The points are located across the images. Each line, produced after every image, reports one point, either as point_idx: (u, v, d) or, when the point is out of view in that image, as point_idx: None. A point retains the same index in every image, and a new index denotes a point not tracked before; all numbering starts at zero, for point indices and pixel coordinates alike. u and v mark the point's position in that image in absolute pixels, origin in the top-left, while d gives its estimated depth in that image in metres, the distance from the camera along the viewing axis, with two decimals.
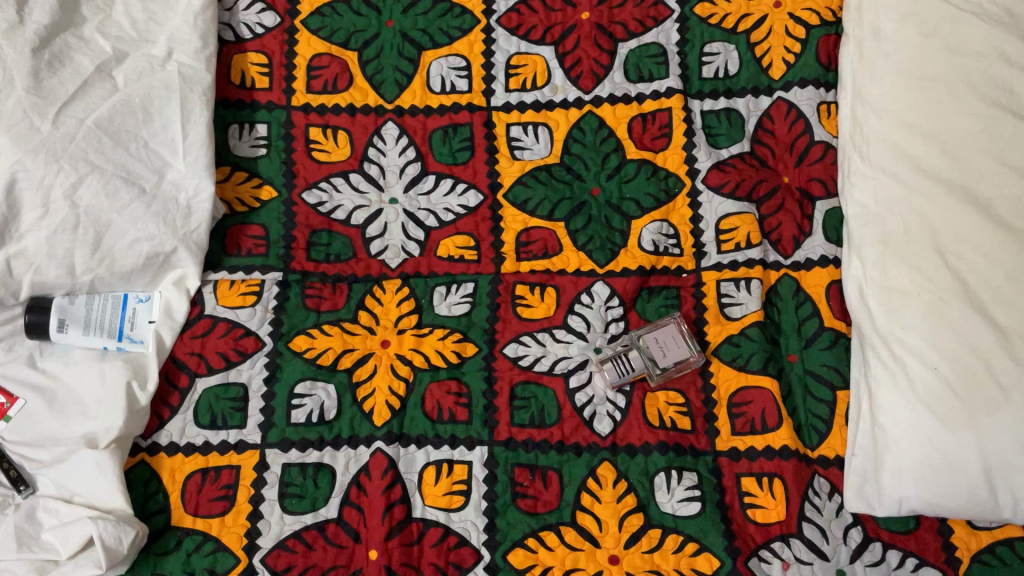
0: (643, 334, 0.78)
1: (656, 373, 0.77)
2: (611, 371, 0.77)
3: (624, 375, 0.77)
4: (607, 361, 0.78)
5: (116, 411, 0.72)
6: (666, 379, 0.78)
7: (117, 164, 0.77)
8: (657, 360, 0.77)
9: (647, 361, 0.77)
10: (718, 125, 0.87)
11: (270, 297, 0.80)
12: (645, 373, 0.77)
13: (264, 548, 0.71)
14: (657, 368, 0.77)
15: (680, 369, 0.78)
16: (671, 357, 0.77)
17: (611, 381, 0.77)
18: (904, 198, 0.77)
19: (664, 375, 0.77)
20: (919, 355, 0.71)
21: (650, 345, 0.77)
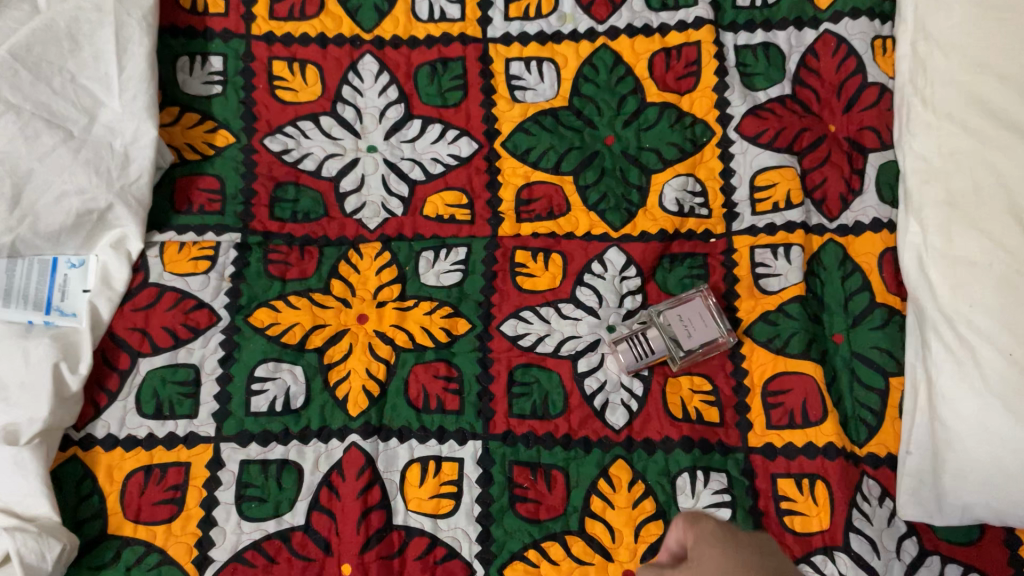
0: (661, 310, 0.67)
1: (679, 357, 0.66)
2: (627, 355, 0.66)
3: (642, 360, 0.65)
4: (621, 344, 0.66)
5: (41, 399, 0.60)
6: (690, 362, 0.67)
7: (37, 103, 0.65)
8: (680, 341, 0.65)
9: (667, 343, 0.65)
10: (755, 63, 0.74)
11: (226, 262, 0.68)
12: (666, 356, 0.66)
13: (218, 561, 0.60)
14: (679, 351, 0.65)
15: (706, 350, 0.66)
16: (696, 339, 0.65)
17: (627, 367, 0.66)
18: (974, 150, 0.64)
19: (687, 358, 0.66)
20: (989, 338, 0.59)
21: (671, 324, 0.66)
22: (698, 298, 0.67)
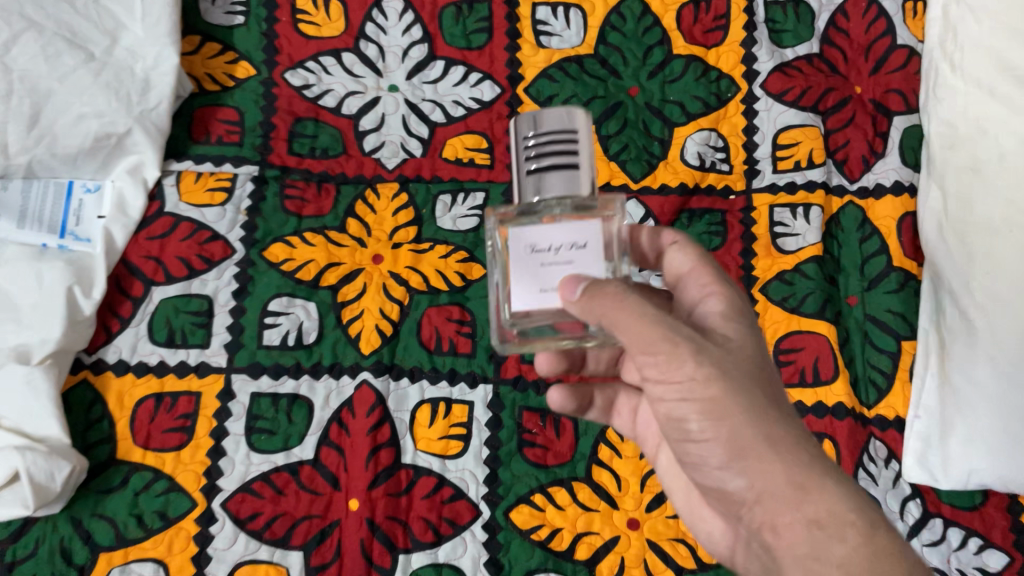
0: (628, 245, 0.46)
1: (542, 258, 0.43)
2: (561, 127, 0.40)
3: (551, 165, 0.41)
4: (580, 115, 0.41)
5: (53, 320, 0.61)
6: (523, 278, 0.43)
7: (59, 22, 0.64)
8: (574, 246, 0.42)
9: (573, 233, 0.42)
10: (784, 19, 0.74)
11: (242, 195, 0.68)
12: (541, 228, 0.43)
13: (226, 490, 0.60)
14: (557, 251, 0.43)
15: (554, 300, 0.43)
16: (579, 270, 0.43)
17: (527, 141, 0.41)
18: (1002, 119, 0.65)
19: (548, 276, 0.43)
20: (1006, 308, 0.61)
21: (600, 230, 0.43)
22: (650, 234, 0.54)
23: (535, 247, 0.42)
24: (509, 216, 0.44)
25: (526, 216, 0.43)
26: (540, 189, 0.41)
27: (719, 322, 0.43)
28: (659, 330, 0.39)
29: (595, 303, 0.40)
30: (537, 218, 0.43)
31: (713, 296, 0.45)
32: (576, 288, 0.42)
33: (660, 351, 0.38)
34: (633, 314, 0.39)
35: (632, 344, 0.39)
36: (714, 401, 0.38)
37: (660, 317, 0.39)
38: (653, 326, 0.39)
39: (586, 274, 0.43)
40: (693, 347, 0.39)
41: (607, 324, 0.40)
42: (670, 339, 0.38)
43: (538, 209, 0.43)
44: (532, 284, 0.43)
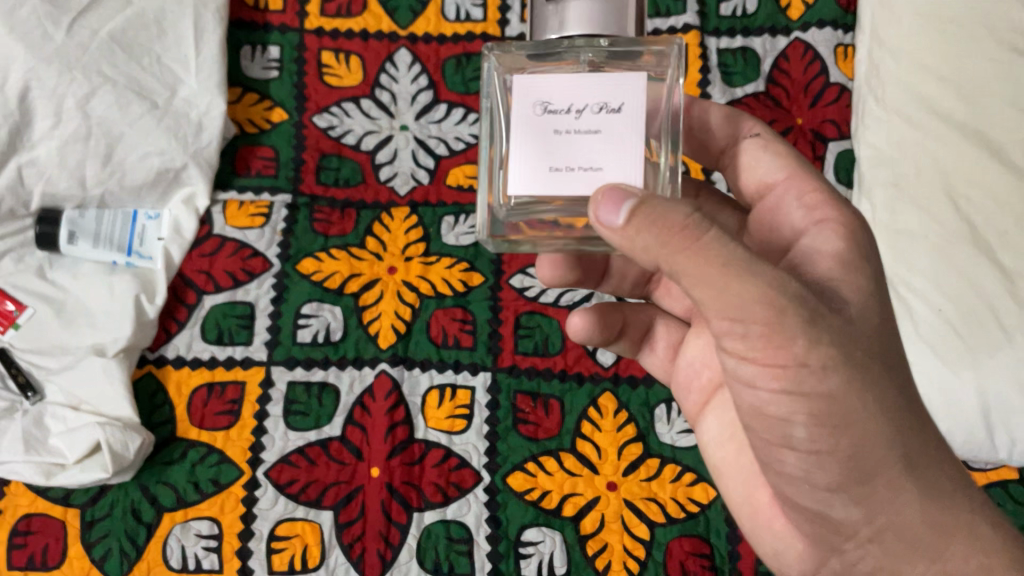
0: (671, 119, 0.44)
1: (557, 123, 0.42)
2: None
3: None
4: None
5: (125, 322, 0.73)
6: (532, 138, 0.42)
7: (129, 78, 0.76)
8: (598, 105, 0.42)
9: (596, 90, 0.42)
10: (734, 63, 0.87)
11: (278, 219, 0.80)
12: (558, 75, 0.43)
13: (268, 461, 0.72)
14: (576, 112, 0.42)
15: (565, 174, 0.42)
16: (607, 136, 0.42)
17: None
18: (918, 141, 0.79)
19: (562, 142, 0.42)
20: (925, 296, 0.74)
21: (629, 89, 0.42)
22: (721, 114, 0.55)
23: (547, 103, 0.42)
24: (519, 61, 0.44)
25: (545, 62, 0.44)
26: (569, 9, 0.42)
27: (838, 266, 0.44)
28: (761, 297, 0.39)
29: (657, 240, 0.39)
30: (558, 59, 0.43)
31: (828, 221, 0.47)
32: (620, 205, 0.39)
33: (767, 325, 0.39)
34: (724, 276, 0.39)
35: (725, 313, 0.39)
36: (821, 409, 0.41)
37: (765, 273, 0.39)
38: (762, 295, 0.39)
39: (626, 189, 0.40)
40: (806, 323, 0.39)
41: (681, 273, 0.39)
42: (778, 308, 0.39)
43: (560, 49, 0.43)
44: (543, 153, 0.42)
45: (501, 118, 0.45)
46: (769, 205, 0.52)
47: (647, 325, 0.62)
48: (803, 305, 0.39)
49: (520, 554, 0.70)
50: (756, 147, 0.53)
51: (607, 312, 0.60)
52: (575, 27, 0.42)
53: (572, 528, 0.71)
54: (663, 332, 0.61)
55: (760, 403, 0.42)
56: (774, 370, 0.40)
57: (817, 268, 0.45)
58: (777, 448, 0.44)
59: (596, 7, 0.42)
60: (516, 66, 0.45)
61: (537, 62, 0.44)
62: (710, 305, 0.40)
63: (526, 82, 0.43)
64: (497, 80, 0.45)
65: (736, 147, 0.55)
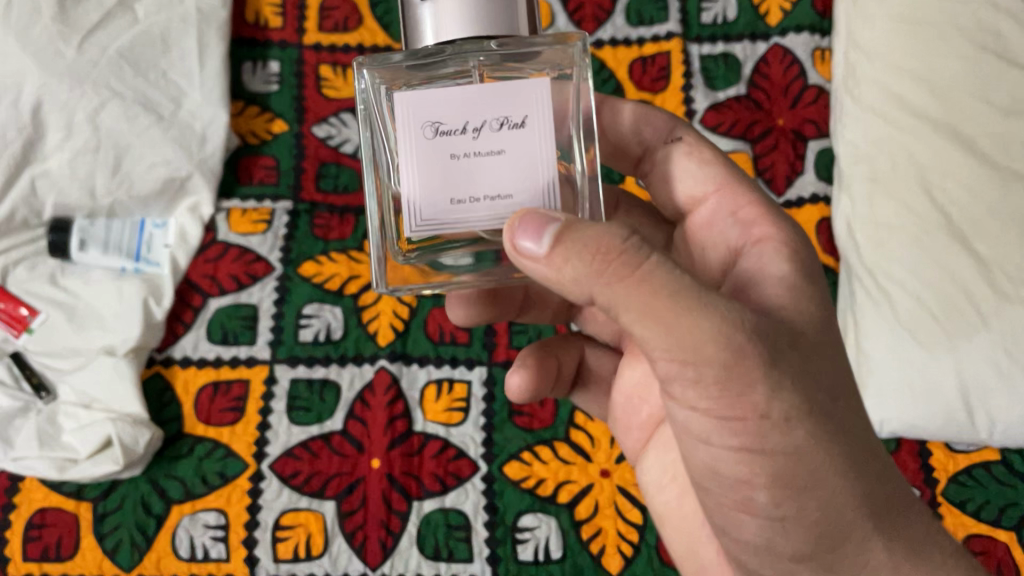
0: (580, 122, 0.44)
1: (452, 147, 0.40)
2: None
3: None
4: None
5: (133, 323, 0.77)
6: (427, 165, 0.40)
7: (136, 92, 0.80)
8: (498, 120, 0.40)
9: (493, 103, 0.40)
10: (716, 68, 0.90)
11: (280, 225, 0.83)
12: (446, 88, 0.40)
13: (273, 455, 0.75)
14: (473, 131, 0.40)
15: (469, 204, 0.40)
16: (512, 155, 0.40)
17: None
18: (894, 138, 0.81)
19: (462, 168, 0.40)
20: (902, 284, 0.76)
21: (528, 98, 0.40)
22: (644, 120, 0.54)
23: (438, 123, 0.40)
24: (402, 74, 0.42)
25: (429, 71, 0.42)
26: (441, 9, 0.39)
27: (785, 290, 0.42)
28: (714, 336, 0.36)
29: (588, 272, 0.36)
30: (445, 66, 0.41)
31: (769, 240, 0.45)
32: (539, 234, 0.37)
33: (721, 369, 0.37)
34: (672, 309, 0.36)
35: (673, 354, 0.37)
36: (780, 467, 0.39)
37: (714, 307, 0.37)
38: (715, 334, 0.36)
39: (544, 213, 0.38)
40: (764, 366, 0.37)
41: (619, 308, 0.37)
42: (735, 349, 0.37)
43: (445, 58, 0.41)
44: (442, 182, 0.40)
45: (387, 137, 0.43)
46: (703, 222, 0.50)
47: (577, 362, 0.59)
48: (761, 342, 0.37)
49: (517, 539, 0.73)
50: (687, 156, 0.52)
51: (543, 360, 0.57)
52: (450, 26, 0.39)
53: (567, 514, 0.74)
54: (593, 365, 0.60)
55: (713, 460, 0.40)
56: (723, 423, 0.38)
57: (762, 290, 0.43)
58: (737, 515, 0.41)
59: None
60: (400, 78, 0.42)
61: (420, 73, 0.42)
62: (655, 346, 0.37)
63: (412, 100, 0.40)
64: (383, 93, 0.43)
65: (666, 152, 0.53)
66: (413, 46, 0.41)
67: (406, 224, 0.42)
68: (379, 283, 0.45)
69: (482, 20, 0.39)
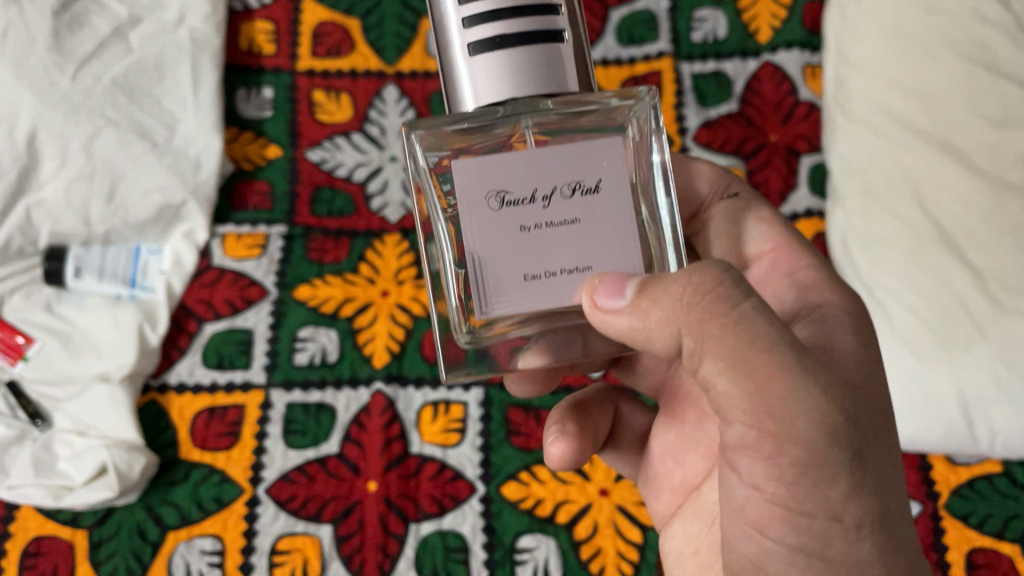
0: (645, 174, 0.44)
1: (523, 220, 0.40)
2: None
3: (485, 17, 0.37)
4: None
5: (128, 349, 0.77)
6: (496, 238, 0.40)
7: (131, 119, 0.80)
8: (569, 187, 0.40)
9: (562, 169, 0.40)
10: (707, 86, 0.91)
11: (274, 249, 0.83)
12: (508, 156, 0.40)
13: (268, 480, 0.75)
14: (544, 200, 0.40)
15: (542, 278, 0.40)
16: (586, 220, 0.40)
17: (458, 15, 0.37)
18: (887, 151, 0.81)
19: (533, 240, 0.40)
20: (898, 297, 0.76)
21: (598, 162, 0.41)
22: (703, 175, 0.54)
23: (504, 193, 0.39)
24: (445, 136, 0.41)
25: (475, 132, 0.41)
26: (477, 63, 0.38)
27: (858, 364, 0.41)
28: (807, 415, 0.35)
29: (676, 307, 0.36)
30: (495, 129, 0.41)
31: (831, 306, 0.44)
32: (621, 289, 0.39)
33: (804, 451, 0.36)
34: (767, 371, 0.35)
35: (756, 424, 0.36)
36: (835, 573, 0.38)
37: (815, 384, 0.36)
38: (809, 413, 0.35)
39: (623, 274, 0.40)
40: (848, 459, 0.37)
41: (705, 353, 0.36)
42: (826, 433, 0.36)
43: (496, 120, 0.40)
44: (515, 257, 0.40)
45: (441, 208, 0.42)
46: (759, 276, 0.50)
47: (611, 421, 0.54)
48: (853, 434, 0.37)
49: (516, 560, 0.72)
50: (748, 213, 0.52)
51: (586, 429, 0.50)
52: (496, 89, 0.38)
53: (566, 534, 0.73)
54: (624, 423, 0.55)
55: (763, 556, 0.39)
56: (787, 513, 0.37)
57: (836, 354, 0.41)
58: None
59: (522, 57, 0.37)
60: (443, 139, 0.41)
61: (465, 135, 0.41)
62: (737, 408, 0.36)
63: (474, 172, 0.40)
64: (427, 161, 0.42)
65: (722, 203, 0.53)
66: (457, 110, 0.40)
67: (476, 303, 0.41)
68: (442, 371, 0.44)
69: (531, 78, 0.38)
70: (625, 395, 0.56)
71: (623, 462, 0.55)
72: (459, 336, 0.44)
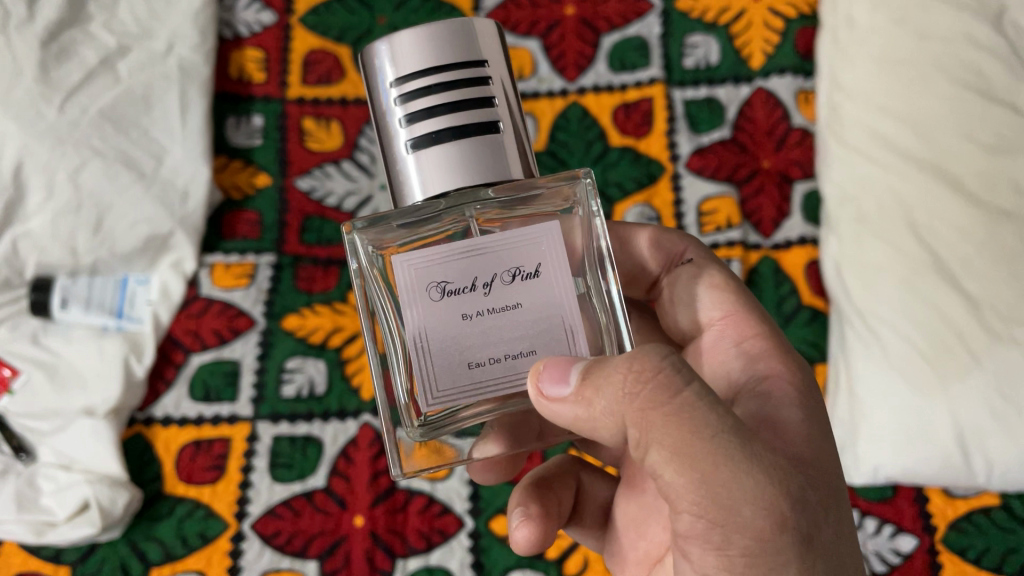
0: (592, 259, 0.44)
1: (463, 307, 0.40)
2: (438, 65, 0.40)
3: (424, 114, 0.40)
4: (476, 29, 0.41)
5: (113, 383, 0.76)
6: (439, 327, 0.40)
7: (118, 150, 0.80)
8: (509, 273, 0.40)
9: (501, 257, 0.40)
10: (700, 113, 0.90)
11: (263, 279, 0.82)
12: (447, 245, 0.41)
13: (254, 514, 0.74)
14: (484, 287, 0.40)
15: (486, 365, 0.40)
16: (529, 306, 0.40)
17: (399, 111, 0.40)
18: (880, 177, 0.80)
19: (475, 326, 0.40)
20: (893, 326, 0.75)
21: (538, 247, 0.41)
22: (645, 240, 0.55)
23: (444, 283, 0.40)
24: (394, 233, 0.42)
25: (422, 225, 0.42)
26: (419, 155, 0.40)
27: (806, 441, 0.42)
28: (754, 503, 0.35)
29: (618, 395, 0.36)
30: (439, 222, 0.42)
31: (778, 378, 0.45)
32: (565, 376, 0.38)
33: (753, 541, 0.35)
34: (710, 459, 0.34)
35: (704, 513, 0.35)
36: None
37: (762, 471, 0.35)
38: (757, 501, 0.35)
39: (567, 359, 0.39)
40: (798, 546, 0.36)
41: (648, 443, 0.35)
42: (775, 521, 0.35)
43: (440, 212, 0.42)
44: (458, 346, 0.40)
45: (387, 300, 0.42)
46: (706, 344, 0.50)
47: (574, 493, 0.55)
48: (802, 521, 0.36)
49: None
50: (699, 280, 0.52)
51: (550, 508, 0.51)
52: (435, 179, 0.40)
53: (555, 570, 0.72)
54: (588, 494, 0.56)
55: None
56: None
57: (782, 433, 0.42)
58: None
59: (459, 149, 0.39)
60: (391, 237, 0.43)
61: (411, 231, 0.42)
62: (684, 498, 0.35)
63: (418, 263, 0.40)
64: (374, 260, 0.43)
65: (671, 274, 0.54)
66: (403, 204, 0.42)
67: (422, 396, 0.41)
68: (396, 469, 0.43)
69: (469, 168, 0.40)
70: (589, 467, 0.58)
71: (590, 536, 0.57)
72: (411, 432, 0.43)
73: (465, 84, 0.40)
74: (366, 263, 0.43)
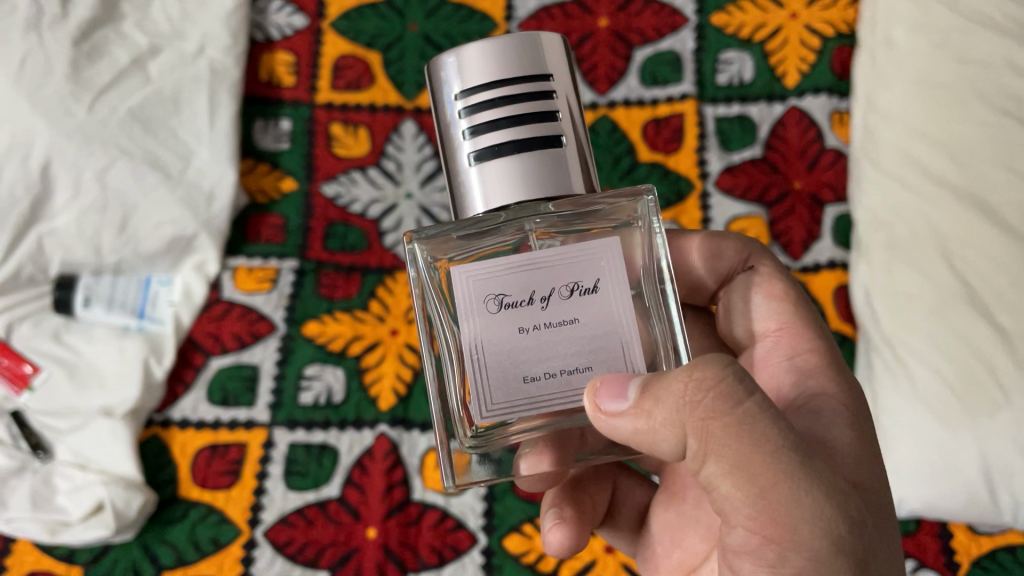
0: (652, 274, 0.43)
1: (520, 320, 0.40)
2: (502, 78, 0.39)
3: (487, 128, 0.39)
4: (541, 43, 0.41)
5: (132, 384, 0.76)
6: (495, 341, 0.40)
7: (145, 151, 0.80)
8: (567, 288, 0.40)
9: (559, 272, 0.40)
10: (731, 130, 0.89)
11: (285, 284, 0.82)
12: (506, 259, 0.41)
13: (267, 522, 0.74)
14: (542, 301, 0.40)
15: (542, 380, 0.40)
16: (586, 323, 0.40)
17: (462, 123, 0.40)
18: (913, 204, 0.78)
19: (532, 340, 0.40)
20: (922, 357, 0.73)
21: (597, 263, 0.41)
22: (699, 252, 0.53)
23: (502, 296, 0.40)
24: (454, 244, 0.42)
25: (481, 238, 0.42)
26: (484, 168, 0.40)
27: (855, 464, 0.40)
28: (811, 522, 0.35)
29: (678, 403, 0.35)
30: (500, 234, 0.42)
31: (828, 397, 0.44)
32: (624, 392, 0.38)
33: (810, 561, 0.35)
34: (770, 475, 0.34)
35: (759, 529, 0.35)
36: None
37: (820, 490, 0.35)
38: (814, 521, 0.35)
39: (624, 375, 0.38)
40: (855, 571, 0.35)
41: (708, 453, 0.35)
42: (832, 542, 0.35)
43: (499, 225, 0.42)
44: (514, 360, 0.40)
45: (444, 311, 0.42)
46: (759, 355, 0.50)
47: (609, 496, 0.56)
48: (859, 544, 0.36)
49: None
50: (754, 289, 0.51)
51: (584, 512, 0.52)
52: (497, 192, 0.39)
53: None
54: (624, 495, 0.57)
55: None
56: None
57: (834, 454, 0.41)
58: None
59: (522, 161, 0.39)
60: (449, 248, 0.42)
61: (470, 242, 0.42)
62: (739, 512, 0.35)
63: (476, 277, 0.41)
64: (431, 270, 0.43)
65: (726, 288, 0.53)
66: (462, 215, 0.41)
67: (477, 408, 0.41)
68: (449, 481, 0.43)
69: (531, 182, 0.39)
70: (626, 471, 0.58)
71: (621, 540, 0.57)
72: (464, 442, 0.43)
73: (529, 96, 0.40)
74: (423, 272, 0.43)
